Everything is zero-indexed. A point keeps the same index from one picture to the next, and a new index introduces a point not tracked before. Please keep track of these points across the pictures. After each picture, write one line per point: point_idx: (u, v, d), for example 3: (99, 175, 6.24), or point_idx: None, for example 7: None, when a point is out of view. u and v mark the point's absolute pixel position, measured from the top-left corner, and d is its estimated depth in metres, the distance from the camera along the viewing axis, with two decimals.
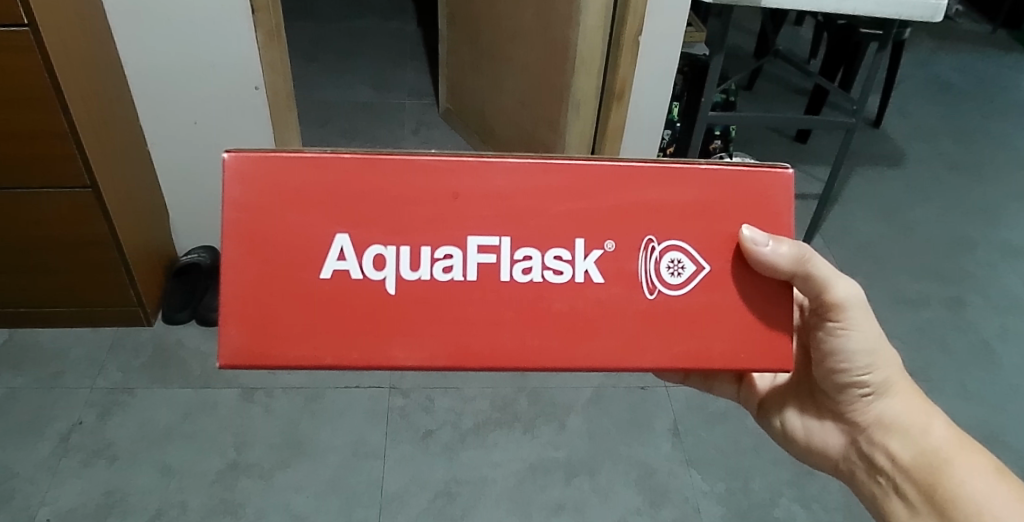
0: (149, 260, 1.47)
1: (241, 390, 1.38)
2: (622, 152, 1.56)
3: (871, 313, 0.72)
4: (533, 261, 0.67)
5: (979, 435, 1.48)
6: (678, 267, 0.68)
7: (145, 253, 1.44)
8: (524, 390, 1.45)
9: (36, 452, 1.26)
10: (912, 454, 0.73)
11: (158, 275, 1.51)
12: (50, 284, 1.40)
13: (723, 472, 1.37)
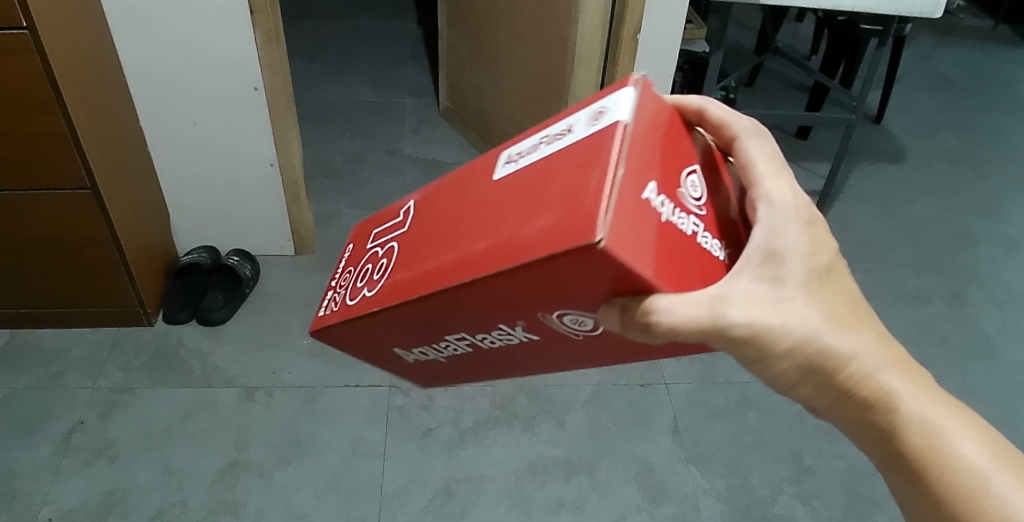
0: (149, 260, 1.47)
1: (241, 389, 1.39)
2: None
3: (778, 309, 0.49)
4: (487, 338, 0.55)
5: None
6: (583, 321, 0.50)
7: (145, 253, 1.45)
8: (524, 388, 1.45)
9: (37, 452, 1.27)
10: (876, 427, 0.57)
11: (159, 275, 1.52)
12: (50, 285, 1.40)
13: (723, 469, 1.37)
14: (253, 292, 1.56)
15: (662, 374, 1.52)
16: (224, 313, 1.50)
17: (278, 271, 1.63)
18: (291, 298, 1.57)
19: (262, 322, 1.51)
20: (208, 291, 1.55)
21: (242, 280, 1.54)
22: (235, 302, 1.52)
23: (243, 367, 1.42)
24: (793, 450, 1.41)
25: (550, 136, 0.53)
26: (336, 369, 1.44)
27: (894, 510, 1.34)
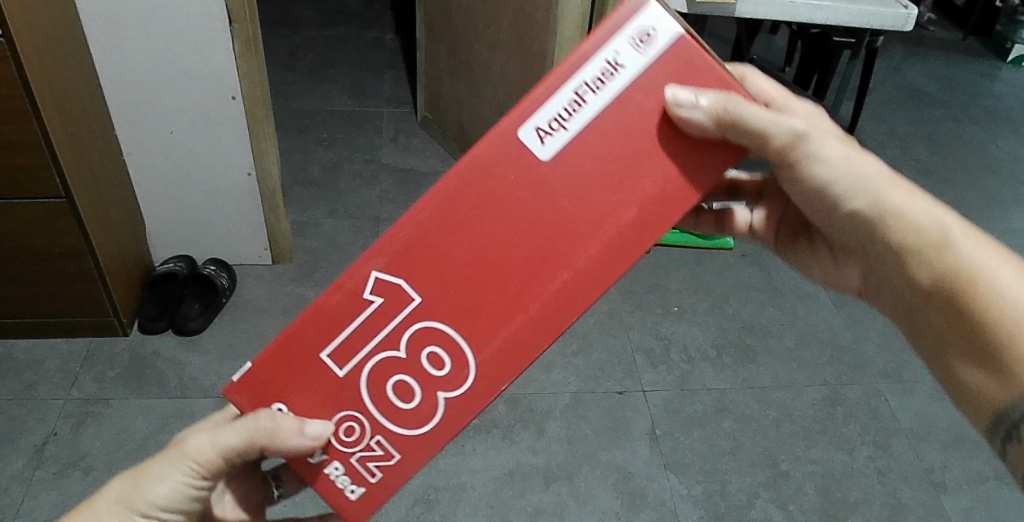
0: (123, 268, 1.44)
1: (217, 400, 1.35)
2: None
3: (827, 135, 0.60)
4: None
5: (949, 436, 1.51)
6: None
7: (120, 263, 1.43)
8: (502, 396, 1.45)
9: (9, 466, 1.23)
10: (932, 277, 0.60)
11: (134, 284, 1.49)
12: (23, 294, 1.37)
13: (700, 476, 1.39)
14: (230, 302, 1.53)
15: (640, 381, 1.52)
16: (201, 322, 1.46)
17: (255, 280, 1.61)
18: (269, 306, 1.54)
19: (239, 331, 1.48)
20: (184, 300, 1.51)
21: (219, 289, 1.51)
22: (212, 310, 1.49)
23: (220, 377, 1.39)
24: (769, 456, 1.44)
25: (594, 79, 0.57)
26: None
27: (868, 512, 1.37)
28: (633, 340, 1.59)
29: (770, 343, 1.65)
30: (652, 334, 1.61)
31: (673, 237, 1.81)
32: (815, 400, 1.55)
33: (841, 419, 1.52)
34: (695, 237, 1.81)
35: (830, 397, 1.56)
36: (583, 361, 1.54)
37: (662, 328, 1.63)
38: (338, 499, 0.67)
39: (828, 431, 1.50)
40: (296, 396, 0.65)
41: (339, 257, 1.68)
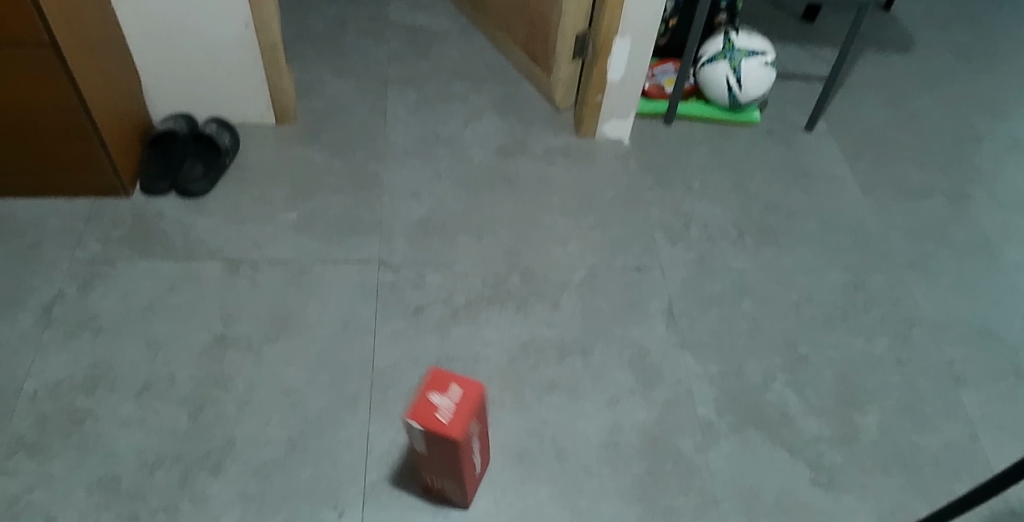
0: (122, 125, 1.34)
1: (225, 264, 1.31)
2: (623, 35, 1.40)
3: None
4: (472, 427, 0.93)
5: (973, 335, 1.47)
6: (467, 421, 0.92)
7: (115, 115, 1.32)
8: (517, 267, 1.39)
9: (17, 323, 1.22)
10: None
11: (133, 145, 1.40)
12: (10, 150, 1.28)
13: (717, 357, 1.37)
14: (234, 164, 1.46)
15: (658, 259, 1.47)
16: (205, 185, 1.39)
17: (257, 140, 1.52)
18: (273, 171, 1.46)
19: (244, 196, 1.41)
20: (186, 160, 1.43)
21: (222, 149, 1.42)
22: (215, 173, 1.42)
23: (226, 240, 1.34)
24: (787, 340, 1.42)
25: None
26: (323, 244, 1.35)
27: (885, 402, 1.35)
28: (651, 217, 1.52)
29: (794, 227, 1.59)
30: (672, 211, 1.54)
31: (698, 110, 1.70)
32: (836, 287, 1.51)
33: (861, 307, 1.49)
34: (718, 110, 1.70)
35: (851, 285, 1.52)
36: (601, 235, 1.47)
37: (682, 205, 1.56)
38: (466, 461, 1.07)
39: (849, 317, 1.47)
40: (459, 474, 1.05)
41: (345, 123, 1.58)
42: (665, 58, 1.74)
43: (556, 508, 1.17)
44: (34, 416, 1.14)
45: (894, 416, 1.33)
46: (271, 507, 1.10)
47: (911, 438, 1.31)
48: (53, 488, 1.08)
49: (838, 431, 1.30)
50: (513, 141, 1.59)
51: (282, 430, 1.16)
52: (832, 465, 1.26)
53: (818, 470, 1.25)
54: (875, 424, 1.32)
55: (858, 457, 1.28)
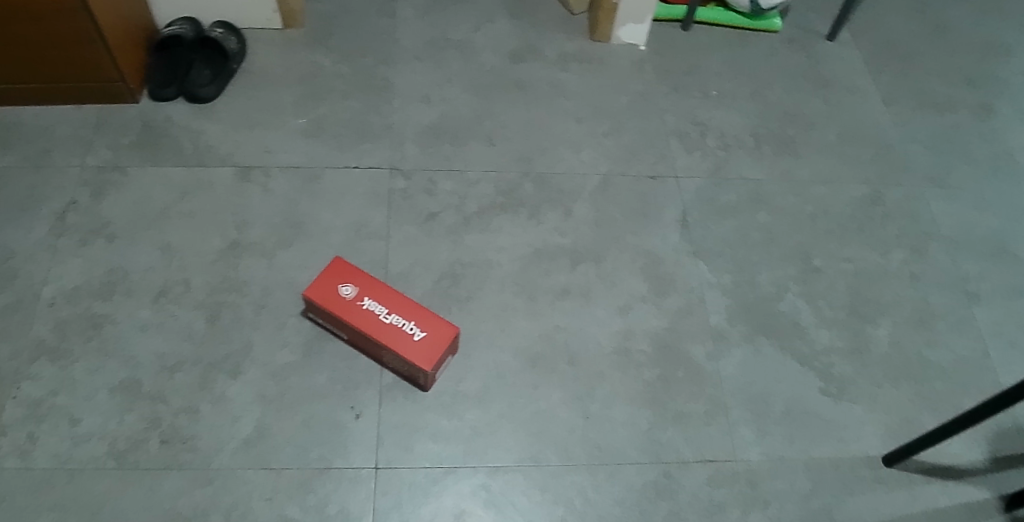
0: (125, 27, 1.30)
1: (236, 169, 1.30)
2: None
3: None
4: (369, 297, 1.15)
5: (988, 249, 1.45)
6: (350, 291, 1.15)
7: (119, 21, 1.28)
8: (530, 175, 1.38)
9: (32, 231, 1.22)
10: None
11: (139, 49, 1.37)
12: (14, 55, 1.25)
13: (730, 265, 1.37)
14: (241, 68, 1.42)
15: (673, 168, 1.45)
16: (214, 90, 1.37)
17: (263, 44, 1.47)
18: (281, 75, 1.43)
19: (252, 99, 1.39)
20: (193, 66, 1.40)
21: (228, 54, 1.39)
22: (224, 78, 1.38)
23: (237, 145, 1.33)
24: (802, 250, 1.41)
25: None
26: (334, 150, 1.34)
27: (897, 315, 1.35)
28: (666, 124, 1.49)
29: (812, 136, 1.56)
30: (688, 119, 1.51)
31: (717, 16, 1.64)
32: (854, 200, 1.49)
33: (879, 219, 1.47)
34: (738, 16, 1.64)
35: (869, 199, 1.49)
36: (615, 142, 1.45)
37: (699, 113, 1.52)
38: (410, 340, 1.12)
39: (866, 230, 1.45)
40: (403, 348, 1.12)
41: (353, 24, 1.53)
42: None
43: (567, 412, 1.19)
44: (53, 322, 1.15)
45: (906, 329, 1.33)
46: (291, 408, 1.13)
47: (921, 351, 1.31)
48: (77, 390, 1.11)
49: (850, 344, 1.31)
50: (525, 45, 1.55)
51: (299, 334, 1.18)
52: (841, 375, 1.27)
53: (828, 381, 1.26)
54: (886, 337, 1.32)
55: (868, 368, 1.28)
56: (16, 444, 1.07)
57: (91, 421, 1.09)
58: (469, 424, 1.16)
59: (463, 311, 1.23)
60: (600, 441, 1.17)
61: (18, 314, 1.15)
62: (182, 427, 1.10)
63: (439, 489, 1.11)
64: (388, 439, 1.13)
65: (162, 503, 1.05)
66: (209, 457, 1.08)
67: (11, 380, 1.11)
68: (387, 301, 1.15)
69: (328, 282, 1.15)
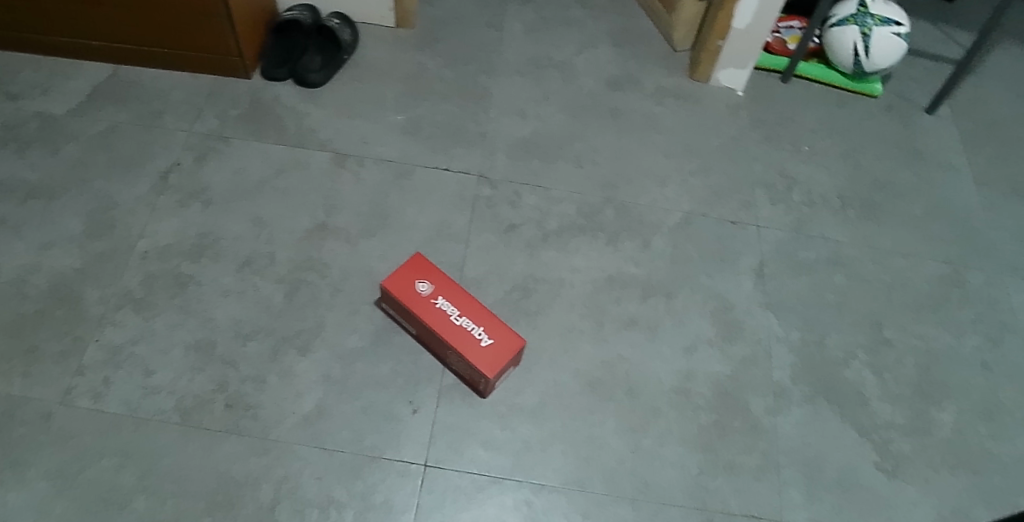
0: (251, 9, 1.38)
1: (333, 155, 1.37)
2: None
3: None
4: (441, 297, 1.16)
5: None
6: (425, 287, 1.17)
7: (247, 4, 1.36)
8: (612, 202, 1.40)
9: (137, 187, 1.31)
10: None
11: (259, 28, 1.44)
12: (148, 21, 1.34)
13: (800, 322, 1.34)
14: (350, 60, 1.49)
15: (755, 216, 1.44)
16: (322, 77, 1.44)
17: (374, 40, 1.54)
18: (388, 72, 1.49)
19: (356, 90, 1.46)
20: (306, 52, 1.47)
21: (341, 45, 1.45)
22: (333, 68, 1.45)
23: (337, 133, 1.40)
24: (874, 320, 1.37)
25: None
26: (427, 150, 1.40)
27: (964, 402, 1.30)
28: (754, 172, 1.49)
29: (898, 207, 1.52)
30: (776, 170, 1.51)
31: (818, 72, 1.64)
32: (932, 277, 1.44)
33: (956, 301, 1.42)
34: (839, 76, 1.64)
35: (948, 279, 1.45)
36: (701, 182, 1.46)
37: (787, 166, 1.52)
38: (477, 344, 1.13)
39: (941, 310, 1.40)
40: (468, 350, 1.12)
41: (461, 31, 1.59)
42: (792, 14, 1.69)
43: (619, 443, 1.18)
44: (142, 274, 1.22)
45: (971, 418, 1.28)
46: (352, 393, 1.15)
47: (986, 444, 1.26)
48: (155, 342, 1.17)
49: (911, 423, 1.26)
50: (625, 74, 1.58)
51: (370, 323, 1.21)
52: (898, 453, 1.23)
53: (884, 456, 1.22)
54: (950, 423, 1.27)
55: (927, 451, 1.24)
56: (92, 386, 1.12)
57: (163, 374, 1.14)
58: (521, 437, 1.16)
59: (530, 325, 1.24)
60: (647, 477, 1.16)
61: (112, 262, 1.23)
62: (248, 394, 1.13)
63: (484, 497, 1.10)
64: (441, 439, 1.14)
65: (218, 465, 1.08)
66: (269, 428, 1.11)
67: (97, 324, 1.18)
68: (459, 302, 1.16)
69: (405, 276, 1.17)
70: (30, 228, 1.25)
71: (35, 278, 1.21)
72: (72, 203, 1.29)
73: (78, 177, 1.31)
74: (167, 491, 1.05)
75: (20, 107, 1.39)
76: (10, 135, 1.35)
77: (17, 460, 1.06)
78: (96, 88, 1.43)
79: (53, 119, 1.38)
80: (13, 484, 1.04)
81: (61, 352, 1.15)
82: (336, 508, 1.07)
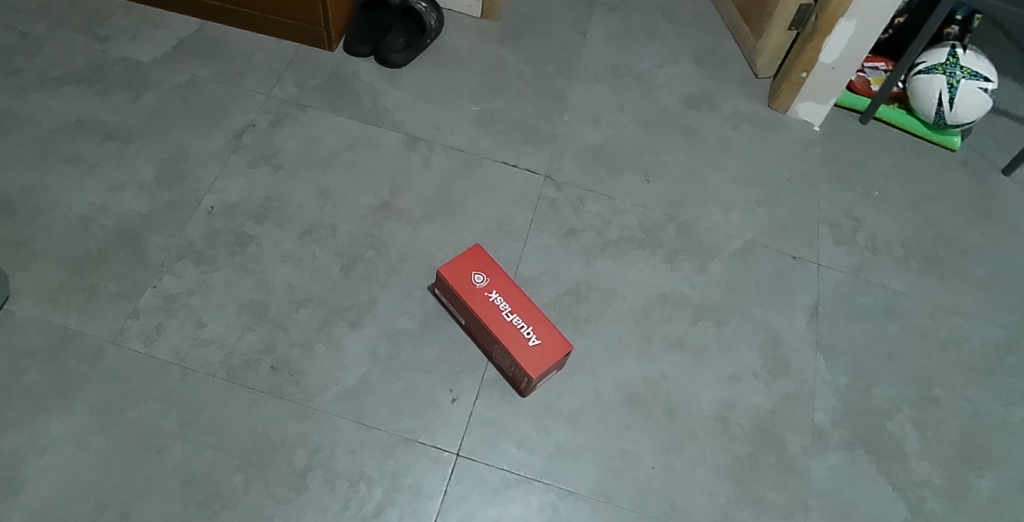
0: None
1: (405, 137, 1.40)
2: (846, 21, 1.38)
3: None
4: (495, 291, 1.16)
5: None
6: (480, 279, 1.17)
7: None
8: (675, 220, 1.40)
9: (210, 142, 1.34)
10: None
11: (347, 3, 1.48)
12: None
13: (849, 368, 1.31)
14: (431, 45, 1.52)
15: (816, 253, 1.42)
16: (403, 58, 1.48)
17: (459, 31, 1.57)
18: (469, 61, 1.53)
19: (436, 76, 1.50)
20: (390, 31, 1.51)
21: (426, 30, 1.49)
22: (415, 50, 1.49)
23: (411, 115, 1.43)
24: (923, 377, 1.32)
25: None
26: (497, 144, 1.43)
27: (1005, 472, 1.25)
28: (820, 210, 1.48)
29: (963, 263, 1.47)
30: (843, 211, 1.49)
31: (897, 117, 1.62)
32: (988, 341, 1.38)
33: (1009, 368, 1.36)
34: (918, 124, 1.61)
35: (1005, 345, 1.38)
36: (766, 213, 1.45)
37: (854, 208, 1.50)
38: (524, 343, 1.12)
39: (993, 374, 1.34)
40: (515, 347, 1.12)
41: (545, 31, 1.62)
42: (879, 55, 1.66)
43: (651, 461, 1.16)
44: (206, 229, 1.25)
45: (1010, 489, 1.23)
46: (395, 373, 1.16)
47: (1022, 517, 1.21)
48: (210, 296, 1.19)
49: (947, 485, 1.22)
50: (703, 94, 1.59)
51: (421, 306, 1.23)
52: (930, 513, 1.19)
53: (915, 514, 1.18)
54: (987, 490, 1.22)
55: (960, 516, 1.19)
56: (143, 330, 1.14)
57: (214, 329, 1.16)
58: (555, 441, 1.15)
59: (578, 332, 1.25)
60: (675, 500, 1.14)
61: (178, 212, 1.26)
62: (294, 360, 1.15)
63: (510, 495, 1.10)
64: (476, 430, 1.14)
65: (256, 424, 1.09)
66: (310, 396, 1.12)
67: (156, 271, 1.20)
68: (512, 298, 1.16)
69: (463, 266, 1.18)
70: (102, 168, 1.28)
71: (102, 218, 1.23)
72: (146, 150, 1.31)
73: (154, 125, 1.34)
74: (204, 443, 1.07)
75: (107, 50, 1.42)
76: (95, 75, 1.38)
77: (64, 392, 1.08)
78: (180, 41, 1.46)
79: (137, 66, 1.41)
80: (57, 413, 1.06)
81: (119, 293, 1.17)
82: (365, 483, 1.07)
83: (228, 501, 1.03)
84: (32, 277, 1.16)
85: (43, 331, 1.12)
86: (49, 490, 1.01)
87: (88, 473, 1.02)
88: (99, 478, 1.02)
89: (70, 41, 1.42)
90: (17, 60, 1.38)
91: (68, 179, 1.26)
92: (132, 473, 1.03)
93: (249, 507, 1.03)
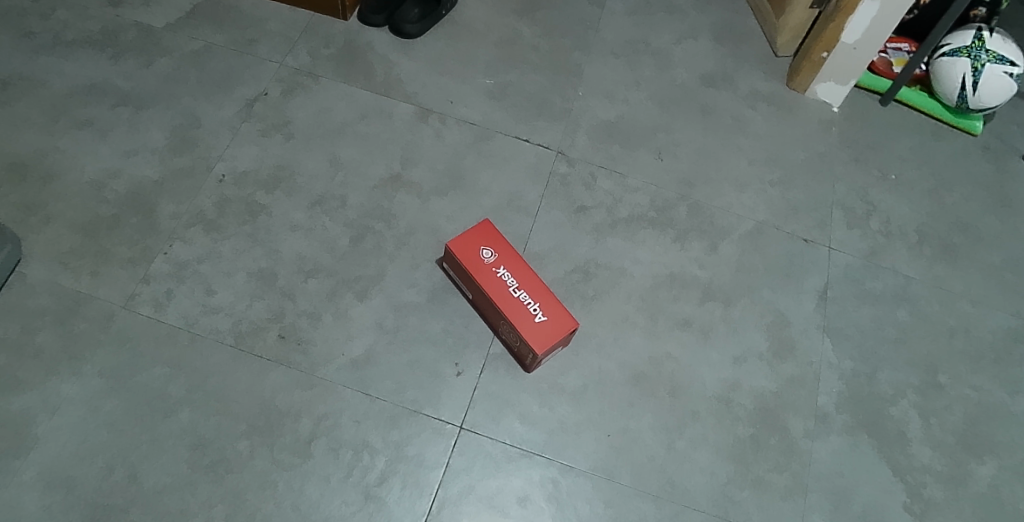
0: None
1: (417, 109, 1.39)
2: None
3: None
4: (502, 266, 1.16)
5: None
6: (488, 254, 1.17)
7: None
8: (687, 200, 1.39)
9: (222, 109, 1.34)
10: None
11: None
12: None
13: (855, 352, 1.30)
14: (446, 16, 1.51)
15: (828, 237, 1.41)
16: (418, 29, 1.47)
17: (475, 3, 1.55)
18: (484, 33, 1.51)
19: (450, 47, 1.48)
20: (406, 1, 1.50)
21: None
22: (430, 21, 1.48)
23: (424, 87, 1.42)
24: (929, 363, 1.31)
25: None
26: (510, 118, 1.41)
27: (1006, 460, 1.25)
28: (834, 193, 1.46)
29: (977, 250, 1.45)
30: (858, 195, 1.47)
31: (920, 100, 1.58)
32: (998, 329, 1.37)
33: (1017, 358, 1.34)
34: (940, 107, 1.58)
35: (1015, 334, 1.37)
36: (780, 194, 1.44)
37: (870, 192, 1.48)
38: (531, 319, 1.12)
39: (1001, 362, 1.33)
40: (522, 323, 1.12)
41: (563, 4, 1.59)
42: (903, 35, 1.62)
43: (653, 439, 1.17)
44: (217, 197, 1.25)
45: (1010, 477, 1.23)
46: (401, 346, 1.17)
47: (1020, 504, 1.21)
48: (220, 264, 1.19)
49: (948, 471, 1.22)
50: (720, 72, 1.56)
51: (429, 280, 1.23)
52: (929, 498, 1.19)
53: (913, 499, 1.19)
54: (987, 477, 1.22)
55: (959, 503, 1.20)
56: (153, 295, 1.16)
57: (224, 296, 1.17)
58: (557, 417, 1.16)
59: (585, 309, 1.25)
60: (675, 478, 1.15)
61: (190, 179, 1.26)
62: (302, 329, 1.16)
63: (512, 468, 1.11)
64: (481, 404, 1.15)
65: (263, 392, 1.11)
66: (317, 366, 1.14)
67: (167, 237, 1.21)
68: (520, 275, 1.16)
69: (472, 241, 1.17)
70: (115, 134, 1.28)
71: (114, 183, 1.24)
72: (158, 116, 1.31)
73: (167, 92, 1.34)
74: (211, 408, 1.08)
75: (121, 14, 1.41)
76: (108, 40, 1.38)
77: (75, 354, 1.09)
78: (194, 7, 1.45)
79: (151, 31, 1.40)
80: (68, 375, 1.08)
81: (130, 258, 1.18)
82: (369, 453, 1.09)
83: (234, 466, 1.05)
84: (44, 240, 1.18)
85: (56, 294, 1.14)
86: (60, 449, 1.03)
87: (98, 434, 1.05)
88: (109, 440, 1.04)
89: (83, 5, 1.41)
90: (30, 23, 1.37)
91: (80, 143, 1.27)
92: (141, 436, 1.05)
93: (254, 473, 1.05)
